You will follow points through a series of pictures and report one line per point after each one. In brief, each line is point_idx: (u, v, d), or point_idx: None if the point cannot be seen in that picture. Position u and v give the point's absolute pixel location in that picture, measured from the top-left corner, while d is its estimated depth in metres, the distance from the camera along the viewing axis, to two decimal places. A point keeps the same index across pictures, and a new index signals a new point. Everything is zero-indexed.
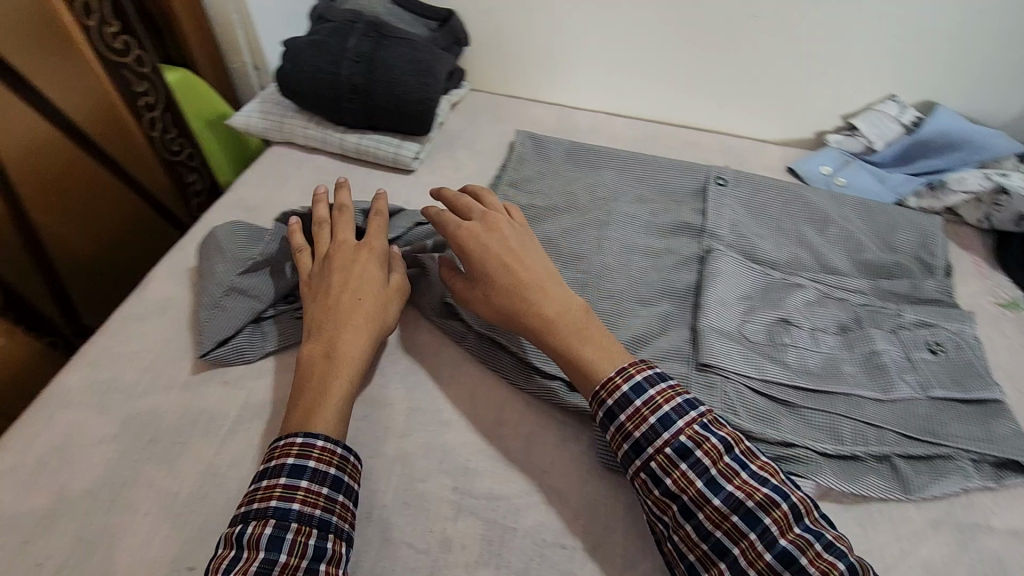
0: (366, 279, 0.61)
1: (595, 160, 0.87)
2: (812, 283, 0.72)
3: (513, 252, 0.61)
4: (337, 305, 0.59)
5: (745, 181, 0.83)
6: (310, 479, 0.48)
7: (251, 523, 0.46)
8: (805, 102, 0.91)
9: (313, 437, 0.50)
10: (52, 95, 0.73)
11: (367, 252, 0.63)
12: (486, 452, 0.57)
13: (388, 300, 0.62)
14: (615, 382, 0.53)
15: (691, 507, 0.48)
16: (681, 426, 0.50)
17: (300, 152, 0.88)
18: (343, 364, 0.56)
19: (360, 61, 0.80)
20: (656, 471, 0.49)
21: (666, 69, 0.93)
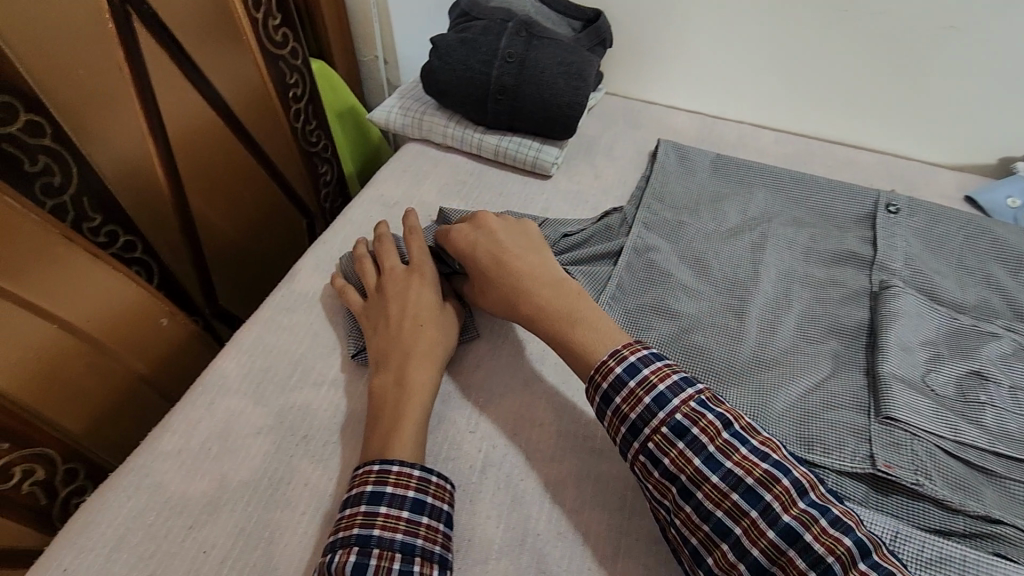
0: (423, 305, 0.60)
1: (746, 175, 0.81)
2: (1008, 332, 0.63)
3: (498, 247, 0.60)
4: (404, 333, 0.58)
5: (921, 210, 0.74)
6: (389, 505, 0.47)
7: (337, 552, 0.45)
8: (991, 125, 0.81)
9: (388, 464, 0.49)
10: (218, 82, 0.76)
11: (419, 277, 0.62)
12: (642, 488, 0.53)
13: (444, 325, 0.60)
14: (609, 366, 0.50)
15: (690, 487, 0.45)
16: (676, 404, 0.47)
17: (435, 150, 0.87)
18: (414, 395, 0.54)
19: (512, 61, 0.78)
20: (654, 452, 0.47)
21: (828, 81, 0.85)
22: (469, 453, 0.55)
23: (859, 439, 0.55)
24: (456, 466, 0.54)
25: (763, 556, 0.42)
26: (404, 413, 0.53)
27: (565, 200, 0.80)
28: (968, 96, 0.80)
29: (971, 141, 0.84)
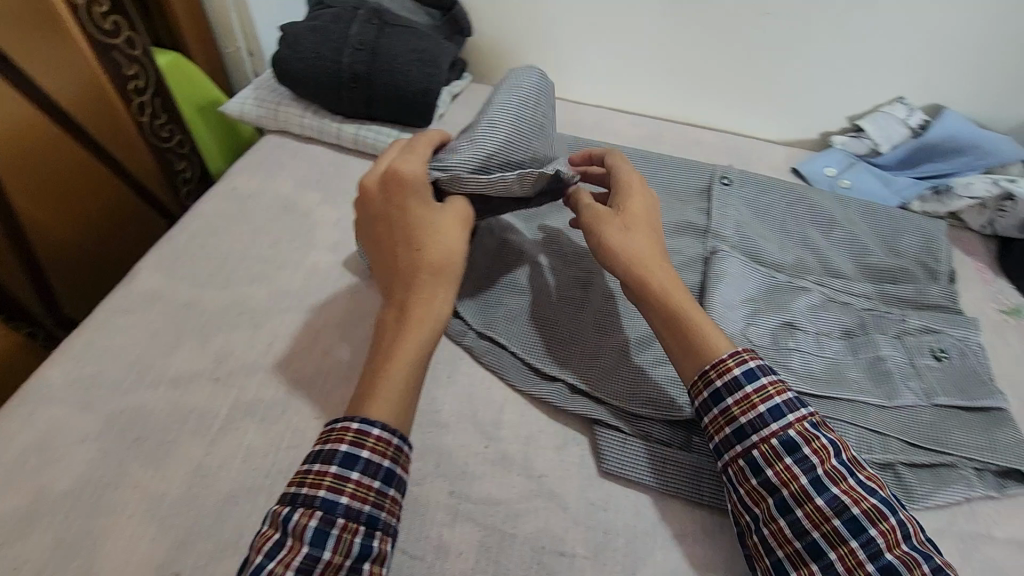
0: (413, 223, 0.53)
1: (599, 156, 0.85)
2: (816, 286, 0.71)
3: (644, 212, 0.59)
4: (404, 265, 0.52)
5: (749, 181, 0.82)
6: (361, 472, 0.45)
7: (298, 511, 0.43)
8: (811, 104, 0.90)
9: (368, 426, 0.46)
10: (35, 75, 0.70)
11: (393, 185, 0.54)
12: (484, 455, 0.55)
13: (450, 232, 0.53)
14: (727, 365, 0.50)
15: (789, 503, 0.46)
16: (791, 420, 0.48)
17: (295, 141, 0.85)
18: (417, 329, 0.50)
19: (362, 49, 0.78)
20: (757, 461, 0.48)
21: (672, 66, 0.91)
22: (313, 439, 0.55)
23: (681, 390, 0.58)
24: (299, 453, 0.54)
25: None
26: (393, 361, 0.49)
27: None
28: (790, 78, 0.88)
29: (798, 117, 0.92)
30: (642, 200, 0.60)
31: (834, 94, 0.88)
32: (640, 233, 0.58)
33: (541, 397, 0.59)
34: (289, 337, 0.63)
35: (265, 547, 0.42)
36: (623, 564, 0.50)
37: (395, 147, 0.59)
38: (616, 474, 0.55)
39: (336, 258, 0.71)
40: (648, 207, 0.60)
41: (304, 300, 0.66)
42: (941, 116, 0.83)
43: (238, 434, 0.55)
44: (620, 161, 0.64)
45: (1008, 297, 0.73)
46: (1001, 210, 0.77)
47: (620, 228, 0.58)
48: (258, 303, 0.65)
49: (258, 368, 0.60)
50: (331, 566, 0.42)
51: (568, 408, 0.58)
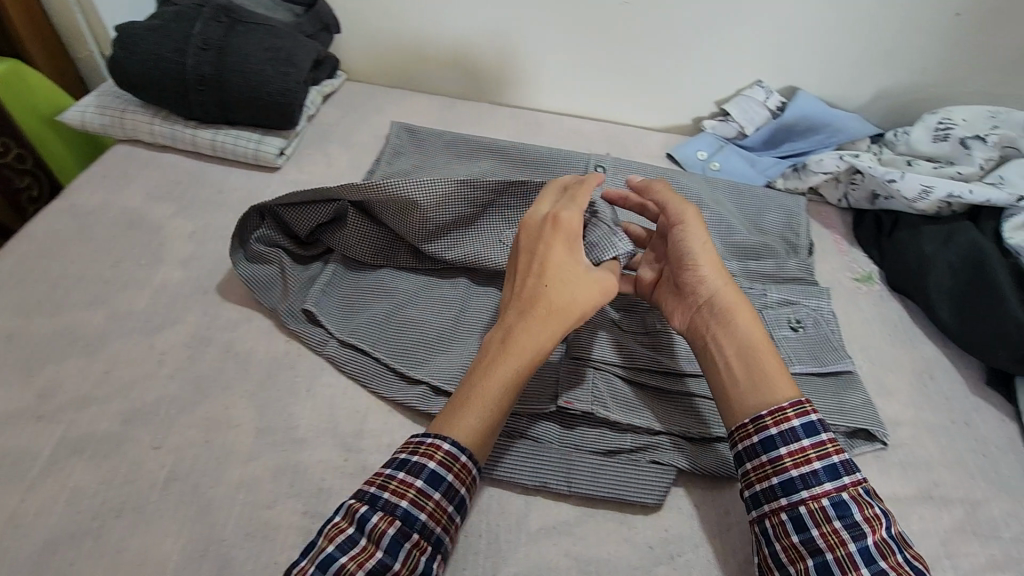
0: (550, 266, 0.53)
1: (474, 151, 0.84)
2: None
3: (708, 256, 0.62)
4: (529, 300, 0.52)
5: (622, 168, 0.83)
6: (443, 493, 0.46)
7: (380, 516, 0.44)
8: (682, 91, 0.92)
9: (458, 450, 0.47)
10: None
11: (553, 225, 0.55)
12: (343, 470, 0.53)
13: (585, 285, 0.53)
14: (787, 414, 0.49)
15: (834, 567, 0.43)
16: (846, 483, 0.46)
17: (147, 151, 0.79)
18: (512, 362, 0.50)
19: (207, 49, 0.74)
20: (804, 518, 0.45)
21: (546, 59, 0.92)
22: (151, 471, 0.51)
23: (547, 381, 0.58)
24: (134, 488, 0.50)
25: None
26: (486, 380, 0.49)
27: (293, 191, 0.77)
28: (659, 64, 0.90)
29: (671, 105, 0.94)
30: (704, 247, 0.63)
31: (701, 80, 0.90)
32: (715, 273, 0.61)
33: (400, 400, 0.57)
34: (128, 363, 0.58)
35: (340, 539, 0.43)
36: (483, 567, 0.48)
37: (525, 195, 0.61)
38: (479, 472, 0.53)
39: (188, 273, 0.66)
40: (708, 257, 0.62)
41: (148, 321, 0.61)
42: (795, 98, 0.87)
43: (62, 475, 0.50)
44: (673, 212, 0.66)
45: (861, 265, 0.78)
46: (853, 183, 0.82)
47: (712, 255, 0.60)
48: (94, 329, 0.60)
49: (89, 400, 0.55)
50: None
51: (428, 409, 0.56)
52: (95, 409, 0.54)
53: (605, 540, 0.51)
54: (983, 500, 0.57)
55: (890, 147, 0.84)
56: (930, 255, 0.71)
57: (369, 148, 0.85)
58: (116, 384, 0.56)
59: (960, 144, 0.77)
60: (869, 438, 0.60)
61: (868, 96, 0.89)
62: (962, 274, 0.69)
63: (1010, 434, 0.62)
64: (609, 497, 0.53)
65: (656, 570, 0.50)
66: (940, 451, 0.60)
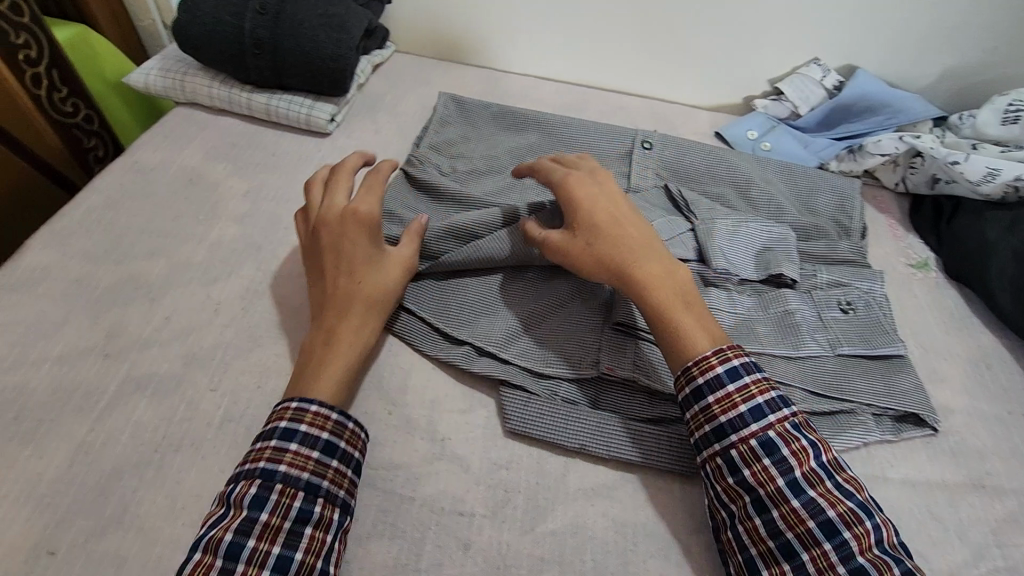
0: (355, 257, 0.57)
1: (520, 122, 0.84)
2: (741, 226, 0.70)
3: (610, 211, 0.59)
4: (340, 291, 0.56)
5: (670, 143, 0.82)
6: (300, 443, 0.47)
7: (240, 482, 0.45)
8: (734, 68, 0.90)
9: (307, 402, 0.49)
10: None
11: (352, 217, 0.59)
12: (389, 423, 0.54)
13: (390, 270, 0.58)
14: (711, 363, 0.50)
15: (766, 503, 0.46)
16: (772, 420, 0.48)
17: (204, 113, 0.82)
18: (345, 350, 0.53)
19: (264, 13, 0.75)
20: (736, 460, 0.47)
21: (594, 33, 0.91)
22: (207, 412, 0.53)
23: (590, 349, 0.58)
24: (190, 427, 0.52)
25: None
26: (327, 369, 0.51)
27: (342, 156, 0.79)
28: (710, 41, 0.88)
29: (721, 84, 0.92)
30: (604, 196, 0.60)
31: (754, 58, 0.88)
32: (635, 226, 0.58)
33: (447, 358, 0.58)
34: (188, 310, 0.60)
35: (211, 518, 0.44)
36: (522, 521, 0.49)
37: (316, 196, 0.63)
38: (521, 432, 0.54)
39: (243, 229, 0.68)
40: (615, 203, 0.60)
41: (206, 272, 0.64)
42: (855, 76, 0.84)
43: (126, 409, 0.53)
44: (571, 173, 0.61)
45: (917, 251, 0.75)
46: (912, 166, 0.79)
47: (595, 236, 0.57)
48: (156, 277, 0.63)
49: (151, 342, 0.57)
50: (269, 526, 0.43)
51: (474, 368, 0.57)
52: (157, 350, 0.57)
53: (642, 504, 0.51)
54: None
55: (955, 131, 0.80)
56: (992, 241, 0.69)
57: (416, 117, 0.86)
58: (173, 330, 0.59)
59: None
60: (919, 424, 0.59)
61: (930, 77, 0.85)
62: None
63: None
64: (644, 464, 0.53)
65: (694, 536, 0.50)
66: (994, 440, 0.58)
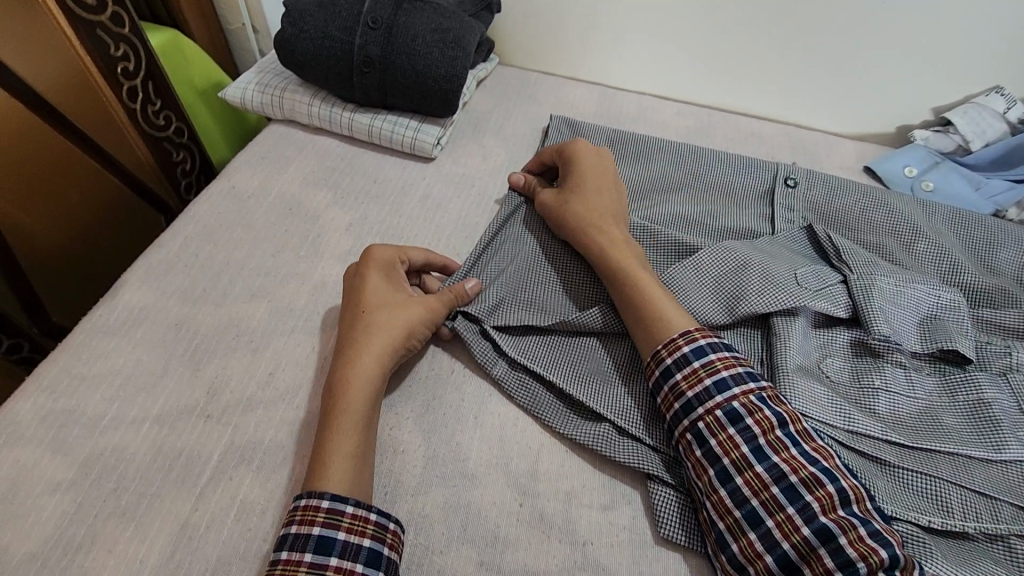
0: (364, 298, 0.53)
1: (642, 150, 0.75)
2: (903, 284, 0.60)
3: (596, 182, 0.62)
4: (348, 331, 0.51)
5: (818, 181, 0.71)
6: (290, 549, 0.41)
7: None
8: (890, 92, 0.78)
9: (297, 497, 0.43)
10: (21, 70, 0.63)
11: (364, 264, 0.55)
12: (519, 516, 0.47)
13: (403, 309, 0.52)
14: (678, 343, 0.49)
15: (730, 471, 0.44)
16: (736, 392, 0.46)
17: (302, 133, 0.76)
18: (347, 406, 0.47)
19: (376, 27, 0.69)
20: (701, 431, 0.46)
21: (727, 50, 0.80)
22: None
23: None
24: None
25: (794, 551, 0.41)
26: (334, 429, 0.46)
27: (449, 184, 0.72)
28: (866, 62, 0.76)
29: (870, 110, 0.81)
30: (600, 176, 0.63)
31: (917, 83, 0.76)
32: (603, 195, 0.61)
33: (589, 441, 0.50)
34: (292, 365, 0.54)
35: None
36: None
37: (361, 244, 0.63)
38: (678, 541, 0.46)
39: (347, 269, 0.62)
40: (607, 184, 0.63)
41: (310, 319, 0.58)
42: None
43: (231, 484, 0.47)
44: (575, 146, 0.65)
45: None
46: None
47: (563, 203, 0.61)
48: (257, 324, 0.57)
49: (255, 402, 0.52)
50: None
51: (617, 456, 0.49)
52: (262, 413, 0.51)
53: None
54: None
55: None
56: None
57: (525, 141, 0.78)
58: (280, 388, 0.53)
59: None
60: None
61: None
62: None
63: None
64: None
65: None
66: None
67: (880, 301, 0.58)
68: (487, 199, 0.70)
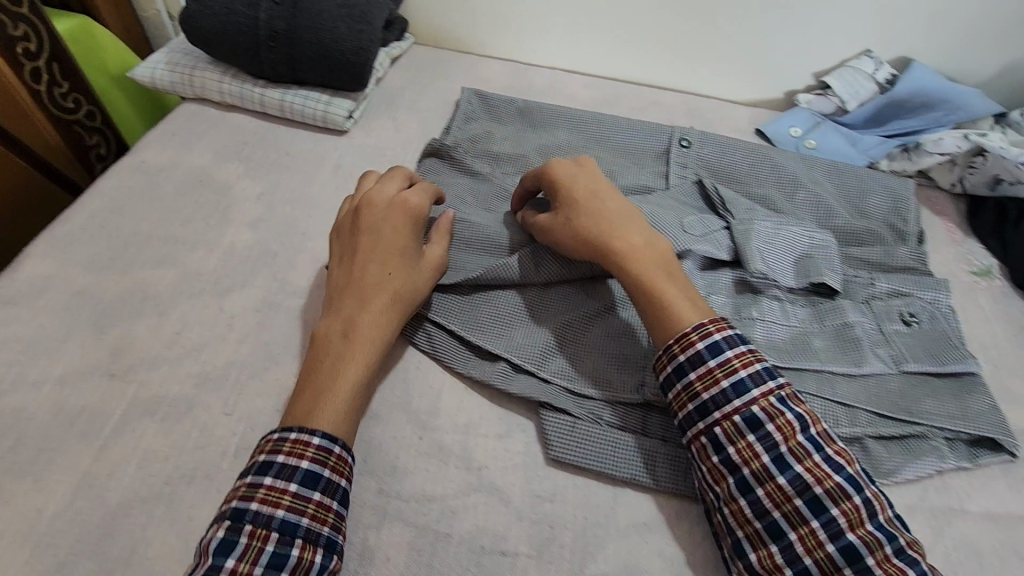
0: (385, 242, 0.54)
1: (549, 118, 0.79)
2: (779, 227, 0.65)
3: (586, 189, 0.57)
4: (367, 278, 0.52)
5: (710, 141, 0.77)
6: (275, 476, 0.42)
7: (210, 525, 0.40)
8: (775, 60, 0.84)
9: (286, 431, 0.44)
10: None
11: (397, 207, 0.56)
12: (418, 448, 0.50)
13: (422, 271, 0.55)
14: (692, 340, 0.47)
15: (750, 481, 0.43)
16: (756, 395, 0.45)
17: (215, 111, 0.77)
18: (364, 344, 0.49)
19: (280, 3, 0.71)
20: (718, 438, 0.45)
21: (627, 24, 0.85)
22: (221, 437, 0.49)
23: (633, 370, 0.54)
24: (205, 455, 0.48)
25: (815, 566, 0.41)
26: (342, 381, 0.47)
27: (363, 154, 0.74)
28: (751, 32, 0.82)
29: (760, 78, 0.87)
30: (588, 179, 0.58)
31: (797, 50, 0.83)
32: (606, 203, 0.56)
33: (484, 378, 0.54)
34: (199, 324, 0.56)
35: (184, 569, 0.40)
36: (570, 562, 0.45)
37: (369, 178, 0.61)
38: (565, 460, 0.49)
39: (256, 236, 0.64)
40: (598, 185, 0.57)
41: (218, 282, 0.59)
42: (910, 69, 0.78)
43: (134, 435, 0.48)
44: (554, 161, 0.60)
45: (979, 257, 0.70)
46: (971, 166, 0.73)
47: (563, 224, 0.55)
48: (164, 289, 0.58)
49: (160, 360, 0.53)
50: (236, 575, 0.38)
51: (510, 389, 0.53)
52: (167, 369, 0.52)
53: (697, 542, 0.47)
54: None
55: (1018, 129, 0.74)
56: None
57: (438, 114, 0.81)
58: (186, 346, 0.54)
59: None
60: (996, 448, 0.54)
61: (989, 72, 0.79)
62: None
63: None
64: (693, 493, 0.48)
65: None
66: None
67: (757, 243, 0.63)
68: (399, 167, 0.73)
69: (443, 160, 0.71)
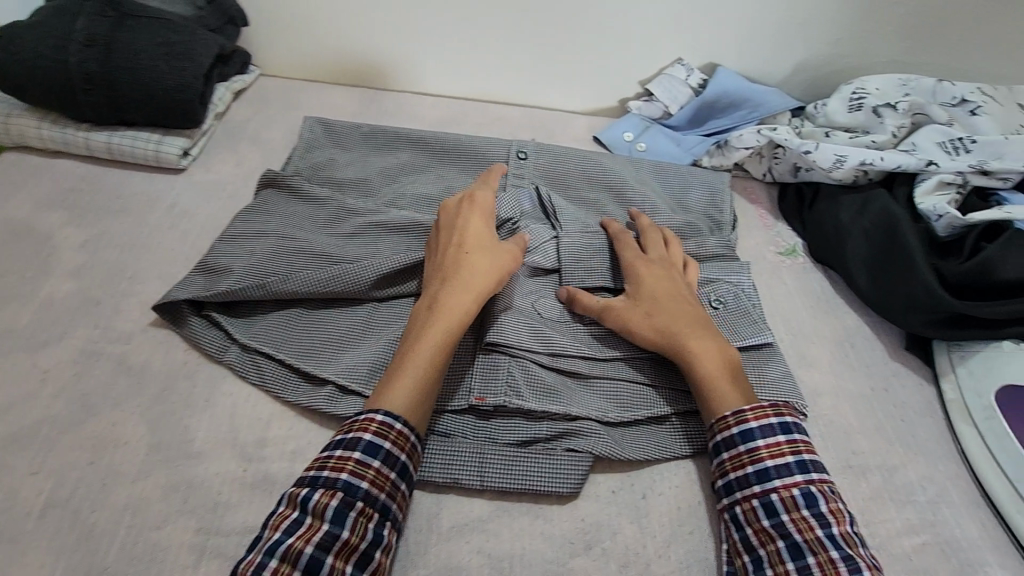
0: (471, 230, 0.58)
1: (392, 139, 0.81)
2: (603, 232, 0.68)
3: (664, 291, 0.59)
4: (449, 259, 0.56)
5: (546, 151, 0.80)
6: (382, 461, 0.45)
7: (319, 491, 0.43)
8: (606, 71, 0.90)
9: (393, 418, 0.46)
10: None
11: (471, 203, 0.61)
12: (242, 481, 0.50)
13: (500, 254, 0.57)
14: (767, 411, 0.49)
15: (802, 549, 0.44)
16: (816, 478, 0.47)
17: (38, 157, 0.74)
18: (445, 319, 0.51)
19: (92, 44, 0.69)
20: (775, 504, 0.46)
21: (465, 46, 0.89)
22: (28, 498, 0.47)
23: (458, 381, 0.56)
24: (7, 518, 0.46)
25: None
26: (422, 358, 0.50)
27: (200, 191, 0.74)
28: (578, 47, 0.88)
29: (596, 89, 0.93)
30: (663, 274, 0.61)
31: (623, 61, 0.89)
32: (675, 295, 0.59)
33: (310, 404, 0.55)
34: (8, 383, 0.54)
35: (285, 524, 0.42)
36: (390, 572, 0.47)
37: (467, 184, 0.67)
38: None
39: (78, 284, 0.62)
40: (675, 281, 0.60)
41: (32, 337, 0.57)
42: (715, 74, 0.86)
43: None
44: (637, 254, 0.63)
45: (786, 238, 0.78)
46: (776, 157, 0.81)
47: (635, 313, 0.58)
48: None
49: None
50: (348, 546, 0.42)
51: (335, 412, 0.54)
52: None
53: (517, 535, 0.50)
54: (900, 465, 0.57)
55: (811, 119, 0.83)
56: (846, 223, 0.72)
57: (282, 144, 0.81)
58: None
59: (874, 113, 0.77)
60: None
61: (787, 70, 0.88)
62: (874, 241, 0.69)
63: (928, 398, 0.63)
64: (522, 490, 0.51)
65: (572, 562, 0.49)
66: (858, 418, 0.60)
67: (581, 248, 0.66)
68: (238, 201, 0.73)
69: (280, 189, 0.72)
